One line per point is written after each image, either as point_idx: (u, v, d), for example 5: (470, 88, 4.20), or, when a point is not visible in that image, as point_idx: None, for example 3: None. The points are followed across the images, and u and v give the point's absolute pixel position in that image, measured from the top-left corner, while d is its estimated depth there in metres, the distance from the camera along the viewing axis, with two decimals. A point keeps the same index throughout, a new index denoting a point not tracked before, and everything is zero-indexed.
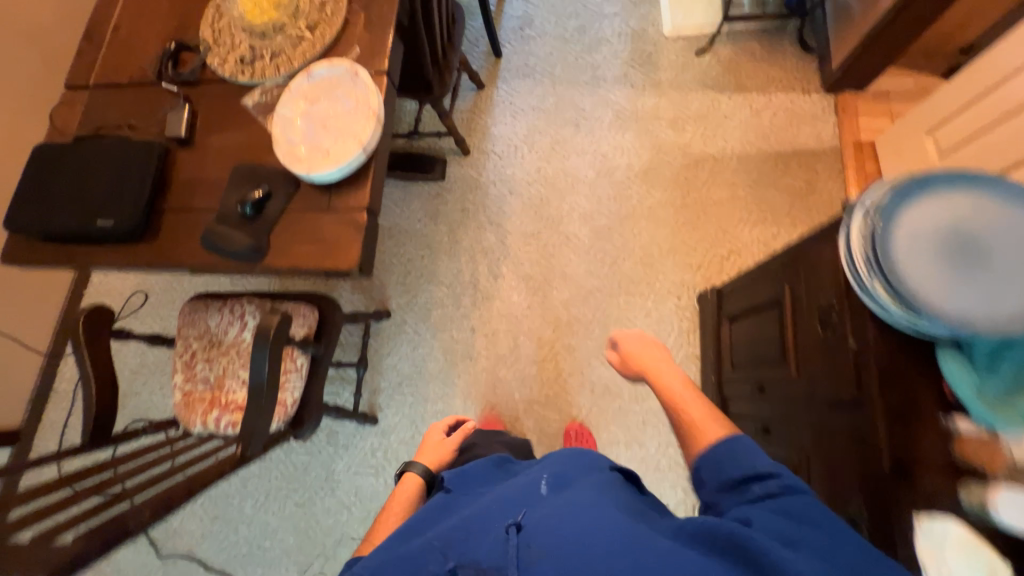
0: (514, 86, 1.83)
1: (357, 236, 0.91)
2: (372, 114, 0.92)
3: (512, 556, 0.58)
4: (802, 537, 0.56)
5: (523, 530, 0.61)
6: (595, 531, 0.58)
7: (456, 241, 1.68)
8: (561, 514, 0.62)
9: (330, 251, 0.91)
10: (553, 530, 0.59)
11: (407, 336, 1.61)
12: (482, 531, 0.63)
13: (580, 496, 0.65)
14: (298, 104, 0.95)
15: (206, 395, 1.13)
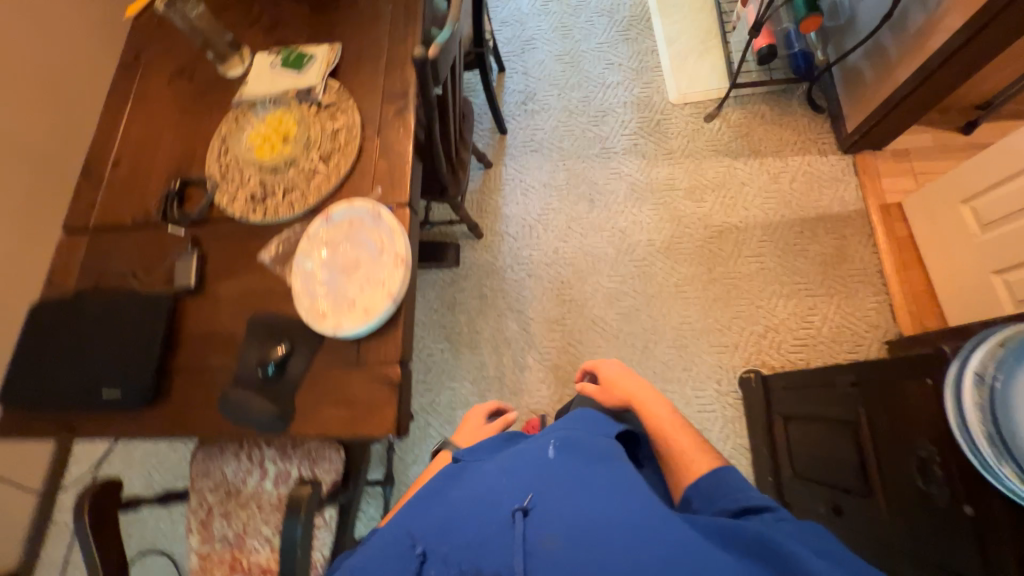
0: (522, 163, 1.79)
1: (392, 396, 0.83)
2: (398, 260, 0.86)
3: (519, 543, 0.62)
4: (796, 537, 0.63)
5: (529, 514, 0.65)
6: (609, 515, 0.62)
7: (476, 331, 1.60)
8: (568, 495, 0.66)
9: (364, 414, 0.83)
10: (560, 515, 0.63)
11: (432, 440, 1.51)
12: (489, 514, 0.67)
13: (587, 470, 0.69)
14: (317, 251, 0.88)
15: (226, 556, 1.03)
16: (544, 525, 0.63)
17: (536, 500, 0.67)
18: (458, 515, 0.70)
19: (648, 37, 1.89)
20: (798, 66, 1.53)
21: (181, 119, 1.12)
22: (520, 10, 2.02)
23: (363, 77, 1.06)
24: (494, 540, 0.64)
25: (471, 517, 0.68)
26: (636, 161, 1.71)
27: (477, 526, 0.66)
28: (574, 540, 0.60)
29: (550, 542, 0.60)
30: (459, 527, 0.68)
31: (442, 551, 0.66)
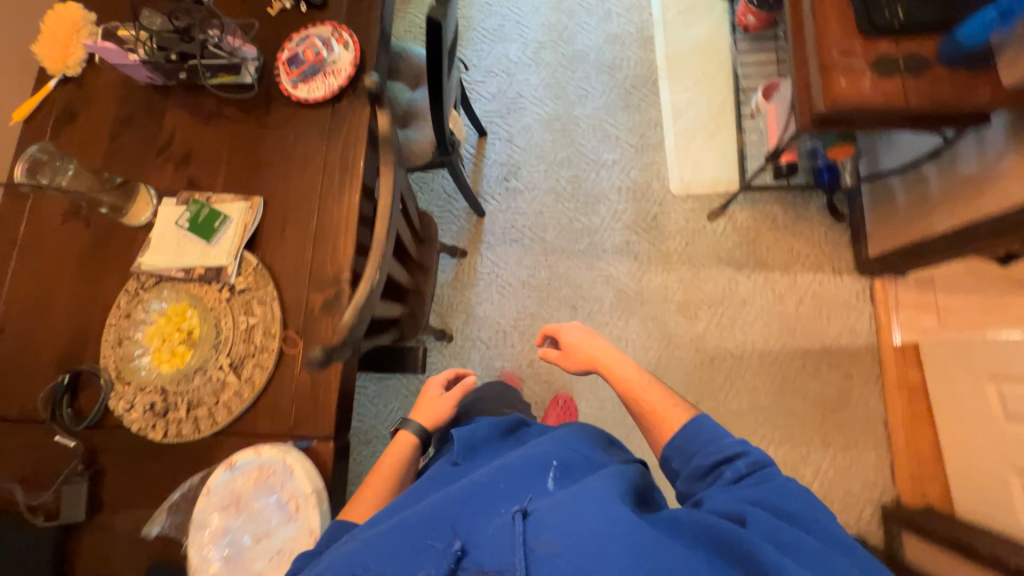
0: (500, 254, 1.59)
1: None
2: (310, 535, 0.72)
3: (519, 540, 0.55)
4: (792, 540, 0.54)
5: (531, 517, 0.58)
6: (603, 534, 0.54)
7: None
8: (569, 505, 0.59)
9: None
10: (559, 525, 0.55)
11: None
12: (485, 513, 0.61)
13: (588, 484, 0.63)
14: (220, 514, 0.74)
15: None
16: (543, 531, 0.56)
17: (538, 507, 0.60)
18: (457, 497, 0.64)
19: (653, 106, 1.63)
20: (821, 178, 1.34)
21: (72, 277, 0.93)
22: (508, 59, 1.74)
23: (287, 251, 0.88)
24: (495, 544, 0.57)
25: (469, 524, 0.61)
26: (627, 261, 1.53)
27: (478, 530, 0.59)
28: (576, 548, 0.52)
29: (554, 548, 0.53)
30: (459, 522, 0.61)
31: (478, 546, 0.58)
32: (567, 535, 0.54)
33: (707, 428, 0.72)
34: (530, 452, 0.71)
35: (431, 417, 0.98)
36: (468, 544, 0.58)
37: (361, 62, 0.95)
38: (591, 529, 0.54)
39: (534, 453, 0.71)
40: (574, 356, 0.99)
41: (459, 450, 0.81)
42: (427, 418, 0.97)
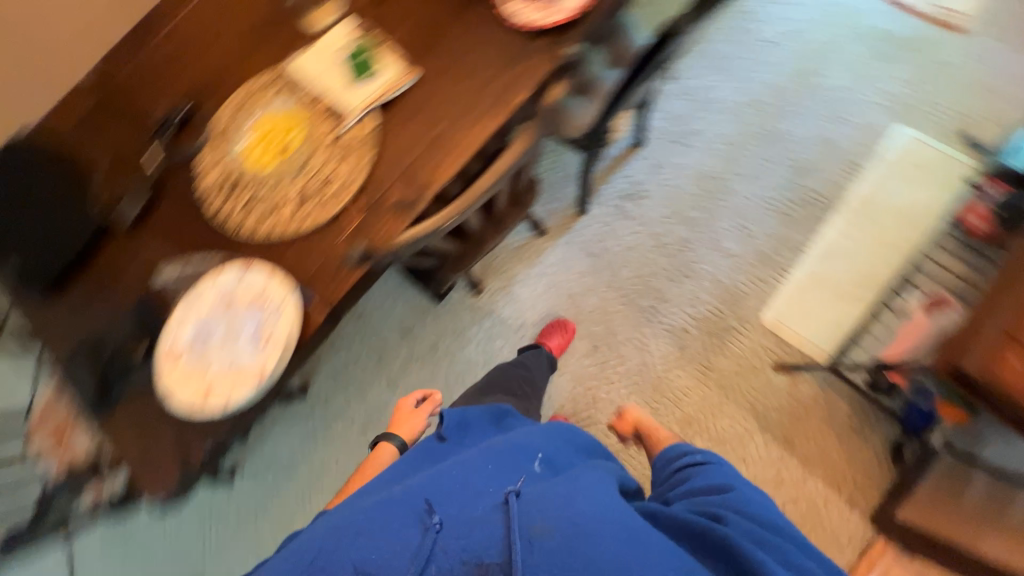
0: (571, 257, 1.56)
1: (178, 464, 0.81)
2: (259, 370, 0.79)
3: (516, 518, 0.65)
4: (768, 539, 0.71)
5: (522, 497, 0.69)
6: (595, 519, 0.65)
7: (404, 371, 1.55)
8: (558, 494, 0.70)
9: (149, 460, 0.82)
10: (548, 510, 0.66)
11: (303, 426, 1.54)
12: (477, 494, 0.71)
13: (571, 477, 0.76)
14: (212, 303, 0.83)
15: (57, 424, 1.13)
16: (536, 513, 0.66)
17: (526, 494, 0.70)
18: (444, 476, 0.75)
19: (809, 232, 1.47)
20: (909, 418, 1.23)
21: (235, 39, 0.98)
22: (712, 94, 1.60)
23: (402, 137, 0.89)
24: (487, 524, 0.65)
25: (459, 504, 0.69)
26: (674, 347, 1.46)
27: (466, 511, 0.68)
28: (569, 532, 0.62)
29: (547, 530, 0.63)
30: (448, 498, 0.70)
31: (459, 516, 0.67)
32: (556, 521, 0.64)
33: (680, 446, 0.98)
34: (515, 443, 0.84)
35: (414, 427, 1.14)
36: (461, 521, 0.66)
37: (582, 17, 0.90)
38: (584, 512, 0.66)
39: (521, 446, 0.84)
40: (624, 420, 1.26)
41: (447, 426, 0.95)
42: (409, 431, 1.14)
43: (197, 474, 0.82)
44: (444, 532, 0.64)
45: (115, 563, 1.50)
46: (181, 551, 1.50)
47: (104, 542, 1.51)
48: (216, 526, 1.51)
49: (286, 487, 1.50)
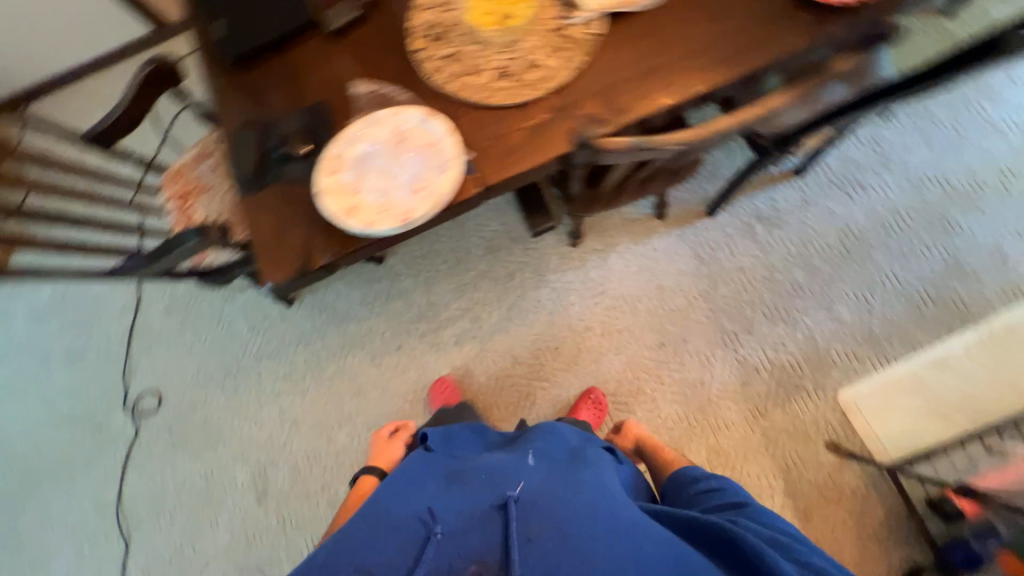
0: (678, 251, 1.51)
1: (296, 263, 0.86)
2: (405, 214, 0.81)
3: (514, 524, 0.75)
4: (781, 542, 0.77)
5: (519, 501, 0.78)
6: (586, 520, 0.76)
7: (473, 284, 1.57)
8: (552, 500, 0.79)
9: (272, 248, 0.87)
10: (544, 514, 0.77)
11: (364, 290, 1.60)
12: (473, 499, 0.82)
13: (565, 478, 0.86)
14: (384, 136, 0.84)
15: (186, 187, 1.22)
16: (533, 518, 0.76)
17: (520, 495, 0.80)
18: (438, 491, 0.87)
19: (931, 335, 1.37)
20: (948, 558, 1.14)
21: None
22: (902, 155, 1.47)
23: (620, 53, 0.85)
24: (484, 528, 0.76)
25: (460, 513, 0.79)
26: (737, 379, 1.42)
27: (463, 518, 0.78)
28: (562, 535, 0.74)
29: (543, 532, 0.74)
30: (442, 508, 0.81)
31: (454, 523, 0.78)
32: (549, 522, 0.75)
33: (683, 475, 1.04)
34: (503, 456, 0.94)
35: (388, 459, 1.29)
36: (460, 523, 0.77)
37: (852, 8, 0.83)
38: (573, 517, 0.76)
39: (511, 455, 0.94)
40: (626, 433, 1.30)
41: (433, 439, 1.06)
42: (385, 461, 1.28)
43: (308, 277, 0.87)
44: (446, 541, 0.75)
45: (173, 328, 1.68)
46: (225, 344, 1.64)
47: (171, 307, 1.69)
48: (260, 339, 1.63)
49: (332, 334, 1.59)
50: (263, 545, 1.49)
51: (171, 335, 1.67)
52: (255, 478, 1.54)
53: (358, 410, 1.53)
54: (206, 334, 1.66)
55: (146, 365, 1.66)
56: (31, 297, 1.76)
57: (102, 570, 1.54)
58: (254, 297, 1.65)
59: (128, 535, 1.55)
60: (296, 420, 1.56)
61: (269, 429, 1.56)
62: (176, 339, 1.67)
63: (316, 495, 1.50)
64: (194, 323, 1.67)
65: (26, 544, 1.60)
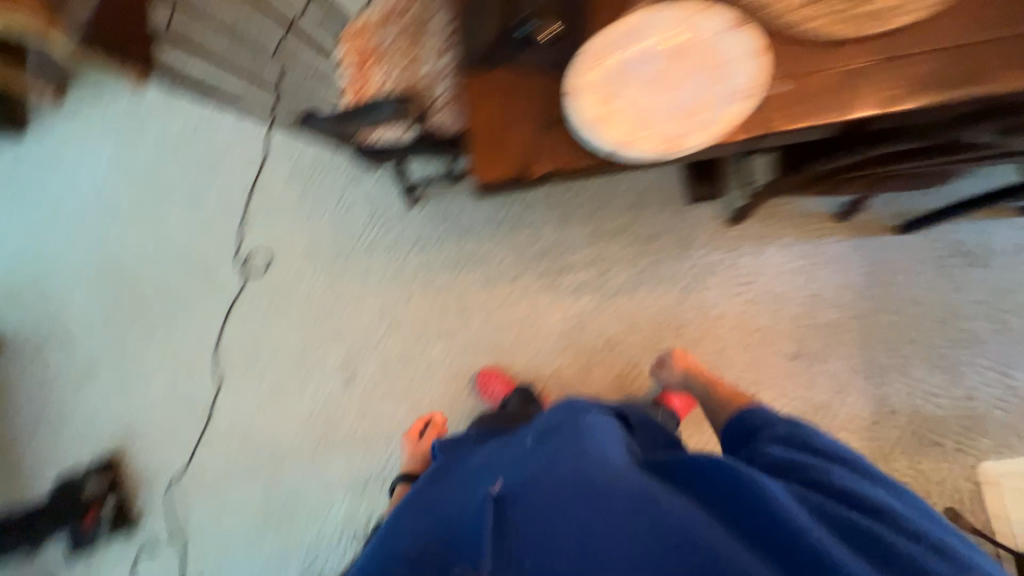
0: (849, 263, 1.34)
1: (514, 165, 0.76)
2: (669, 140, 0.68)
3: (491, 512, 0.78)
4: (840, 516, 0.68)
5: (503, 491, 0.81)
6: (566, 490, 0.76)
7: (607, 237, 1.45)
8: (532, 479, 0.81)
9: (489, 142, 0.76)
10: (523, 494, 0.79)
11: (491, 211, 1.51)
12: (468, 503, 0.86)
13: (553, 449, 0.88)
14: (664, 40, 0.70)
15: (365, 50, 1.11)
16: (513, 502, 0.78)
17: (506, 483, 0.83)
18: (439, 502, 0.92)
19: None
20: None
21: None
22: None
23: (980, 10, 0.67)
24: (471, 524, 0.80)
25: (457, 515, 0.85)
26: (867, 415, 1.30)
27: (457, 524, 0.83)
28: (541, 510, 0.75)
29: (524, 514, 0.76)
30: (443, 522, 0.86)
31: (450, 537, 0.82)
32: (526, 502, 0.77)
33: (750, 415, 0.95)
34: (499, 455, 0.97)
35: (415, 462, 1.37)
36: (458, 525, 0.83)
37: None
38: (551, 490, 0.77)
39: (511, 450, 0.97)
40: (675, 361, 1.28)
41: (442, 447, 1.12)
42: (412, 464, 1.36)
43: (517, 186, 0.78)
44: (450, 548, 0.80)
45: (292, 196, 1.65)
46: (340, 226, 1.61)
47: (294, 174, 1.65)
48: (375, 231, 1.58)
49: (448, 247, 1.53)
50: (341, 425, 1.55)
51: (288, 203, 1.65)
52: (343, 363, 1.57)
53: (458, 329, 1.50)
54: (323, 210, 1.62)
55: (259, 225, 1.66)
56: (161, 129, 1.77)
57: (191, 400, 1.65)
58: (378, 188, 1.59)
59: (220, 376, 1.64)
60: (394, 320, 1.55)
61: (366, 322, 1.57)
62: (293, 208, 1.65)
63: (400, 397, 1.52)
64: (313, 196, 1.64)
65: (127, 358, 1.72)
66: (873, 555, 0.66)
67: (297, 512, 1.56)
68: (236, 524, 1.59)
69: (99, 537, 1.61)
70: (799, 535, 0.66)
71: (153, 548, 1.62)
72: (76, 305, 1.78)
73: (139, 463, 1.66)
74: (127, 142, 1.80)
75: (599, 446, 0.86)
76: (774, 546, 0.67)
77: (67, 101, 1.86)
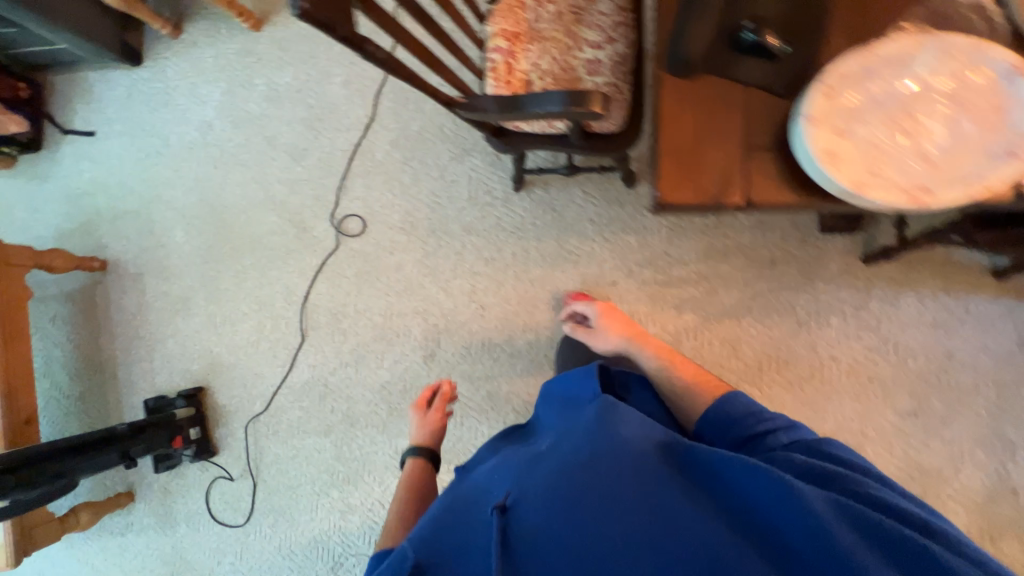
0: (993, 324, 1.23)
1: (709, 187, 0.69)
2: (914, 192, 0.60)
3: (508, 531, 0.73)
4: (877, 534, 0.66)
5: (517, 505, 0.77)
6: (587, 503, 0.73)
7: (723, 253, 1.36)
8: (545, 487, 0.77)
9: (684, 161, 0.70)
10: (540, 507, 0.74)
11: (599, 209, 1.44)
12: (479, 513, 0.81)
13: (566, 448, 0.82)
14: (927, 71, 0.61)
15: (520, 29, 1.04)
16: (529, 516, 0.74)
17: (518, 493, 0.78)
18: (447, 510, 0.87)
19: None
20: None
21: None
22: None
23: None
24: (484, 537, 0.76)
25: (471, 526, 0.80)
26: (984, 490, 1.21)
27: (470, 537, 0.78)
28: (560, 524, 0.72)
29: (542, 530, 0.72)
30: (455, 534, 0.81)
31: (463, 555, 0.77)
32: (545, 516, 0.73)
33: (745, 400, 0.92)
34: (508, 458, 0.92)
35: (427, 433, 1.22)
36: (477, 537, 0.77)
37: None
38: (569, 502, 0.74)
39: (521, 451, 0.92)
40: (606, 323, 1.23)
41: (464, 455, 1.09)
42: (423, 438, 1.22)
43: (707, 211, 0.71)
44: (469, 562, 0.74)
45: (394, 163, 1.62)
46: (439, 201, 1.58)
47: (399, 141, 1.62)
48: (474, 211, 1.55)
49: (549, 239, 1.48)
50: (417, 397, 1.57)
51: (389, 169, 1.63)
52: (425, 338, 1.58)
53: (546, 325, 1.48)
54: (424, 182, 1.60)
55: (358, 188, 1.65)
56: (272, 76, 1.77)
57: (276, 348, 1.71)
58: (484, 168, 1.54)
59: (305, 330, 1.68)
60: (482, 304, 1.54)
61: (454, 301, 1.56)
62: (394, 175, 1.62)
63: (478, 381, 1.52)
64: (415, 166, 1.61)
65: (218, 298, 1.78)
66: (902, 562, 0.64)
67: (364, 470, 1.62)
68: (305, 471, 1.67)
69: (181, 455, 1.71)
70: (822, 543, 0.65)
71: (227, 478, 1.73)
72: (175, 239, 1.85)
73: (221, 398, 1.75)
74: (237, 86, 1.81)
75: (612, 437, 0.81)
76: (801, 560, 0.66)
77: (183, 36, 1.87)
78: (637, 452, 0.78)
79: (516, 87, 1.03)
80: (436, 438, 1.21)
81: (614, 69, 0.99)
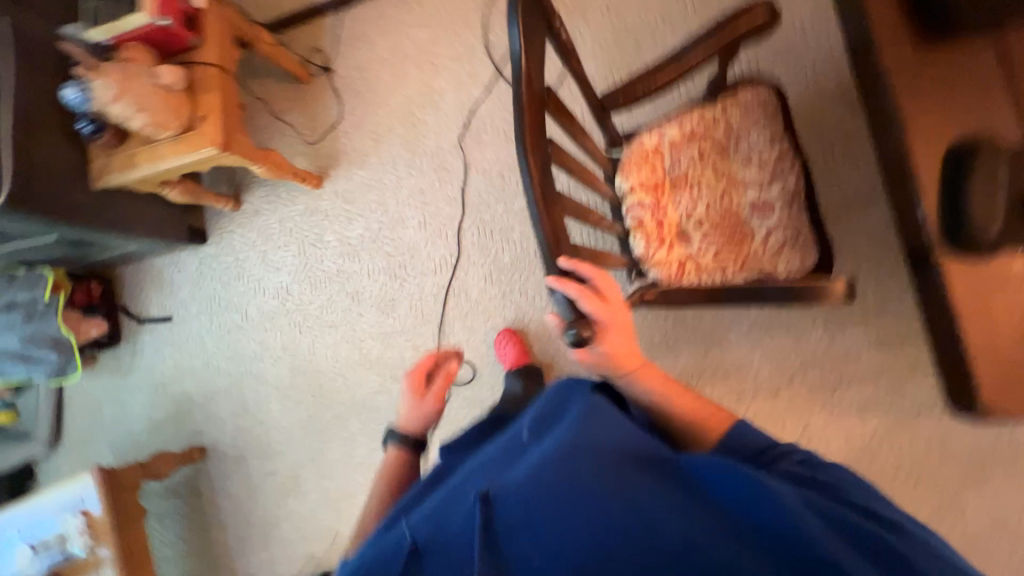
0: None
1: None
2: None
3: (479, 525, 0.57)
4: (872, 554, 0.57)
5: (494, 495, 0.60)
6: (574, 499, 0.57)
7: (900, 339, 1.21)
8: (529, 473, 0.61)
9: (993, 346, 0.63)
10: (521, 498, 0.58)
11: (738, 315, 1.31)
12: (453, 498, 0.65)
13: (552, 435, 0.67)
14: None
15: (662, 177, 0.94)
16: (508, 510, 0.58)
17: (500, 480, 0.62)
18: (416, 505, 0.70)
19: None
20: None
21: None
22: None
23: None
24: (456, 528, 0.59)
25: (442, 513, 0.62)
26: None
27: (436, 521, 0.61)
28: (541, 525, 0.56)
29: (522, 531, 0.56)
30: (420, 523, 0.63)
31: (428, 549, 0.59)
32: (525, 508, 0.57)
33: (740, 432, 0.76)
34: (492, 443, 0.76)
35: (406, 417, 1.10)
36: (428, 521, 0.62)
37: None
38: (551, 493, 0.58)
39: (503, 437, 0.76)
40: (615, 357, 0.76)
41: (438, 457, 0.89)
42: (404, 421, 1.09)
43: None
44: (424, 553, 0.59)
45: (492, 299, 1.54)
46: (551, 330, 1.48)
47: (491, 277, 1.55)
48: None
49: (686, 358, 1.33)
50: None
51: (487, 306, 1.54)
52: None
53: None
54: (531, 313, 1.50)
55: (459, 332, 1.56)
56: (342, 230, 1.73)
57: None
58: None
59: None
60: None
61: None
62: (496, 312, 1.54)
63: None
64: (516, 299, 1.52)
65: (327, 469, 1.68)
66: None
67: None
68: None
69: None
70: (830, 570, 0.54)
71: None
72: (271, 413, 1.77)
73: None
74: (308, 245, 1.77)
75: (583, 420, 0.67)
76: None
77: (243, 207, 1.85)
78: (615, 444, 0.64)
79: (671, 241, 0.92)
80: (416, 425, 1.08)
81: (786, 205, 0.89)
